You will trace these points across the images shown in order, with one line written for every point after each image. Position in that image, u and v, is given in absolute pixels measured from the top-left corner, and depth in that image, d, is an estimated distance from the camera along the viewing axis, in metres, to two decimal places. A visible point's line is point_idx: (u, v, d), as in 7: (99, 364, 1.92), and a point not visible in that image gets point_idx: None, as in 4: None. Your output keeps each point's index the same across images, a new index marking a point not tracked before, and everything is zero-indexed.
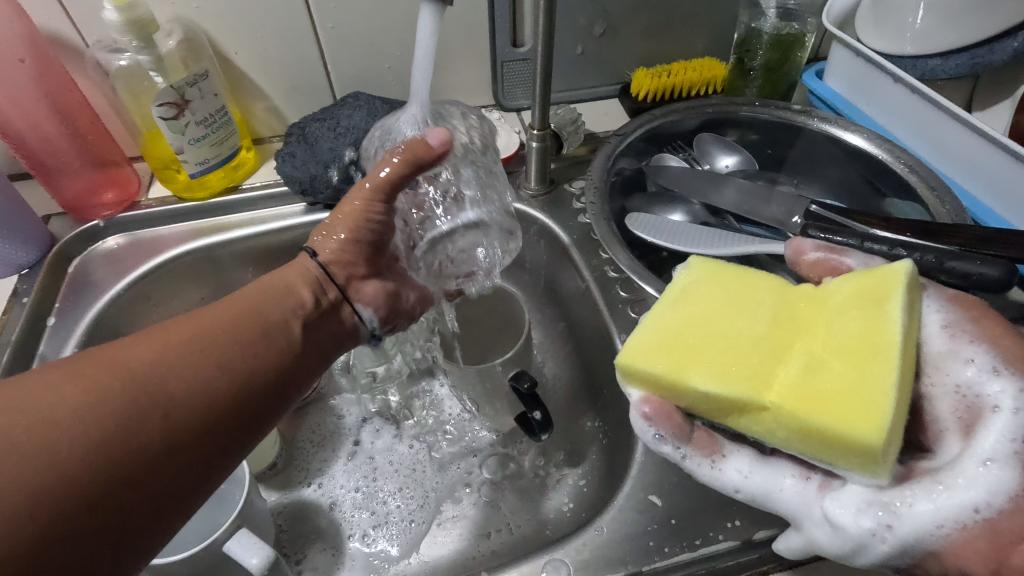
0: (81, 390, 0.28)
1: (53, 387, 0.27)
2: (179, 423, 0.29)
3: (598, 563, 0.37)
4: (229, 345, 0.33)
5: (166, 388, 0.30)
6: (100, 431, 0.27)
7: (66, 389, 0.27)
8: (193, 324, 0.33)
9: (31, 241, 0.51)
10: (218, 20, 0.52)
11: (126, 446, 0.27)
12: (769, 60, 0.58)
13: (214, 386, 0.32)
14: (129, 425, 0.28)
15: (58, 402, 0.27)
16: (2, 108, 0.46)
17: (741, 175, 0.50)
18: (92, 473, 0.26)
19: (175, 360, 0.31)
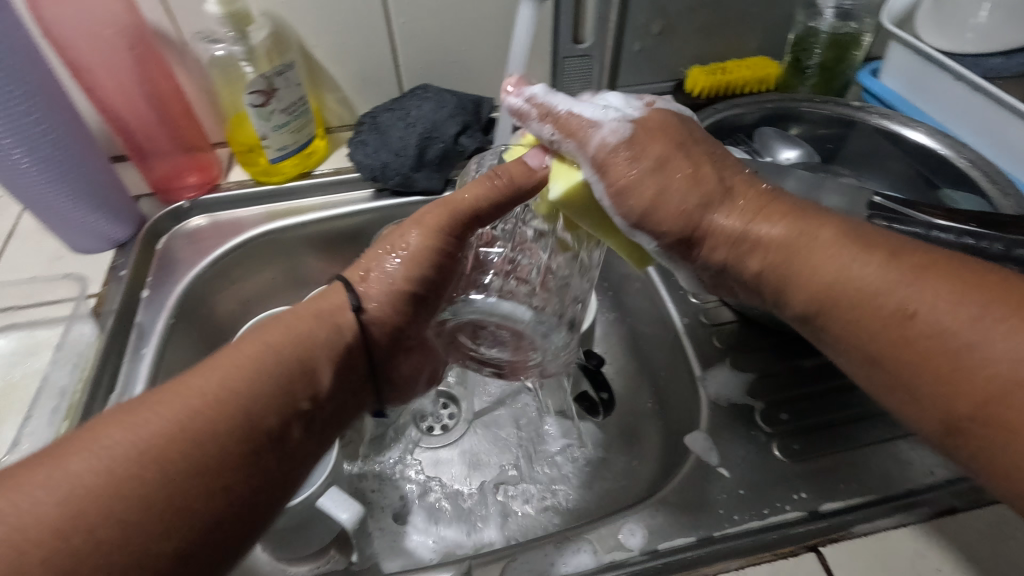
0: (100, 453, 0.26)
1: (120, 430, 0.27)
2: (228, 465, 0.28)
3: (673, 528, 0.39)
4: (250, 406, 0.30)
5: (221, 425, 0.28)
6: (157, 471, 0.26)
7: (131, 431, 0.27)
8: (214, 387, 0.29)
9: (125, 219, 0.54)
10: (301, 14, 0.55)
11: (182, 484, 0.26)
12: (825, 59, 0.60)
13: (231, 463, 0.28)
14: (140, 503, 0.25)
15: (58, 478, 0.25)
16: (109, 93, 0.50)
17: (802, 168, 0.51)
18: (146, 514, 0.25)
19: (224, 399, 0.29)
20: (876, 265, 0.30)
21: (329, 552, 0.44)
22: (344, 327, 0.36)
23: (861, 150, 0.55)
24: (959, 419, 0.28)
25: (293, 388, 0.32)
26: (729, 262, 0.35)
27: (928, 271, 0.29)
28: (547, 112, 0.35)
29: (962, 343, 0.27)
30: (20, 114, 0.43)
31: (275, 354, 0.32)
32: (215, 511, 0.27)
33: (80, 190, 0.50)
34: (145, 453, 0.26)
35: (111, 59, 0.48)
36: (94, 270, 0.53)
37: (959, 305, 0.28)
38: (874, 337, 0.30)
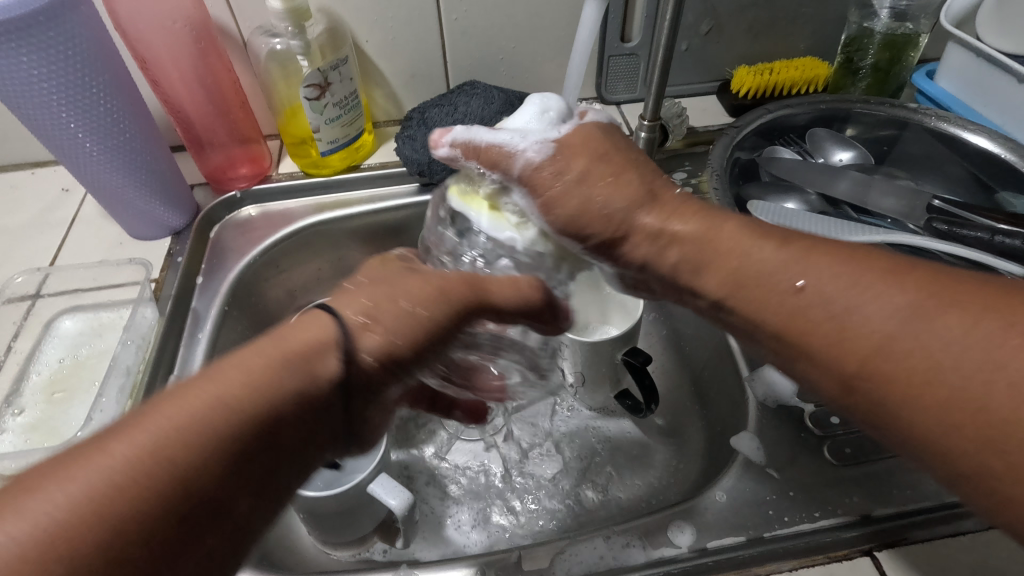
0: (52, 499, 0.21)
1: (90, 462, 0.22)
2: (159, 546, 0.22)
3: (723, 527, 0.39)
4: (238, 434, 0.24)
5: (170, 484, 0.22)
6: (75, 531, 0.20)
7: (102, 461, 0.22)
8: (214, 400, 0.25)
9: (182, 207, 0.56)
10: (356, 10, 0.56)
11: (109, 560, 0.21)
12: (879, 60, 0.59)
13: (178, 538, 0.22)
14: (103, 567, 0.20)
15: (29, 508, 0.21)
16: (172, 84, 0.51)
17: (855, 169, 0.51)
18: None
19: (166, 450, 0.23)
20: (768, 247, 0.32)
21: (372, 538, 0.45)
22: (329, 326, 0.29)
23: (919, 153, 0.54)
24: (890, 408, 0.27)
25: (253, 439, 0.25)
26: (648, 258, 0.36)
27: (828, 258, 0.30)
28: (471, 147, 0.37)
29: (883, 335, 0.27)
30: (93, 105, 0.46)
31: (247, 396, 0.25)
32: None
33: (143, 179, 0.52)
34: (84, 511, 0.21)
35: (175, 51, 0.50)
36: (152, 256, 0.55)
37: (866, 298, 0.28)
38: (779, 332, 0.31)
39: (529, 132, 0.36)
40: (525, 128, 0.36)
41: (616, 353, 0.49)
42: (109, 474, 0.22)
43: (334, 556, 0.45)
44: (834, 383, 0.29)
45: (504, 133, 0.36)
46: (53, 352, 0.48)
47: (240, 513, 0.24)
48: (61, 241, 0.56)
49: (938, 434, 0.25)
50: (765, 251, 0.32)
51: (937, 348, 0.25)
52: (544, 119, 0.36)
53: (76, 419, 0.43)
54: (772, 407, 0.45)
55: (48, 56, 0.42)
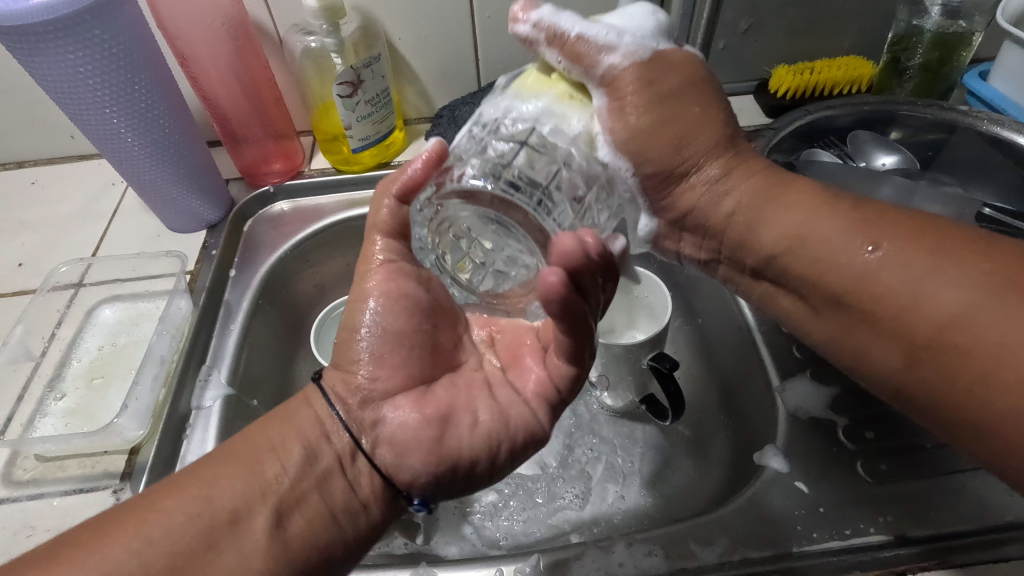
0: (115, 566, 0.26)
1: (166, 509, 0.28)
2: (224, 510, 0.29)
3: (749, 542, 0.38)
4: (229, 496, 0.29)
5: (212, 494, 0.29)
6: (195, 532, 0.28)
7: (219, 483, 0.29)
8: (202, 492, 0.29)
9: (217, 201, 0.57)
10: (389, 8, 0.56)
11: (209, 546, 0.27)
12: (928, 59, 0.56)
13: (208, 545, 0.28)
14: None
15: (98, 555, 0.26)
16: (211, 81, 0.53)
17: (898, 174, 0.49)
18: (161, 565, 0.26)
19: (192, 502, 0.28)
20: (842, 213, 0.33)
21: (392, 532, 0.46)
22: (321, 410, 0.34)
23: (967, 158, 0.51)
24: (952, 383, 0.28)
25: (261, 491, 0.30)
26: (702, 205, 0.38)
27: (891, 225, 0.31)
28: (555, 36, 0.33)
29: (956, 312, 0.28)
30: (137, 101, 0.47)
31: (226, 493, 0.29)
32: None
33: (184, 174, 0.53)
34: (205, 533, 0.28)
35: (213, 50, 0.51)
36: (188, 248, 0.56)
37: (928, 268, 0.29)
38: (839, 296, 0.33)
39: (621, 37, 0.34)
40: (618, 27, 0.34)
41: (642, 359, 0.48)
42: (169, 531, 0.27)
43: None
44: (898, 355, 0.30)
45: (596, 28, 0.34)
46: (93, 339, 0.50)
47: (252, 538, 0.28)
48: (103, 232, 0.58)
49: (993, 410, 0.26)
50: (836, 218, 0.33)
51: (1006, 328, 0.26)
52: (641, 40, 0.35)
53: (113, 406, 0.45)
54: (803, 420, 0.44)
55: (94, 54, 0.43)
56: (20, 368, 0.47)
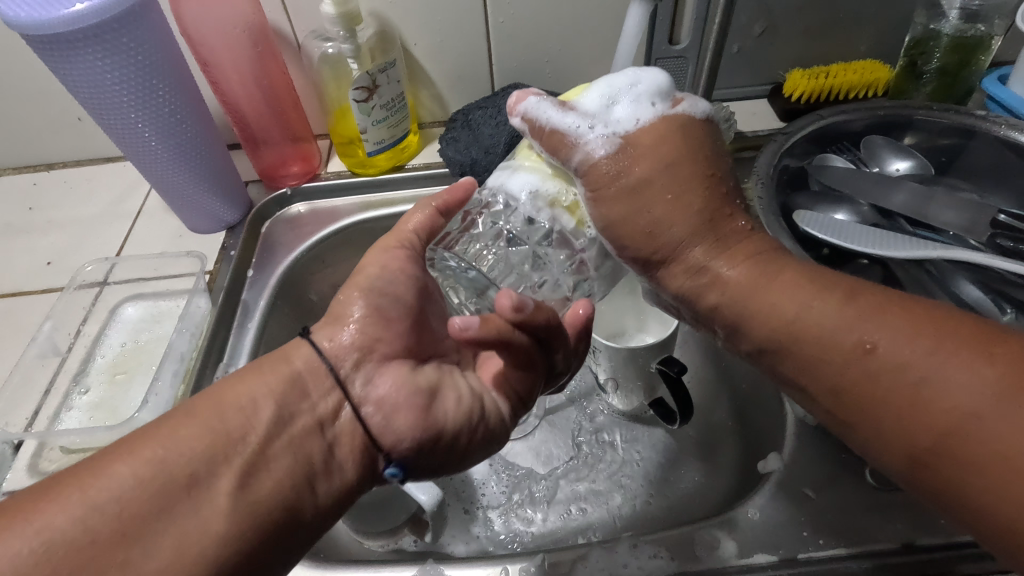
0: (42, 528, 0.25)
1: (110, 466, 0.27)
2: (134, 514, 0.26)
3: (754, 547, 0.38)
4: (178, 465, 0.28)
5: (121, 483, 0.27)
6: (104, 508, 0.26)
7: (127, 461, 0.27)
8: (152, 453, 0.28)
9: (237, 202, 0.59)
10: (405, 14, 0.57)
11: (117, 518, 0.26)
12: (946, 63, 0.56)
13: (159, 506, 0.27)
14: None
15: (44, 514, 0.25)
16: (231, 86, 0.54)
17: (913, 180, 0.49)
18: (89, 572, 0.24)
19: (147, 472, 0.27)
20: (832, 303, 0.31)
21: (403, 530, 0.46)
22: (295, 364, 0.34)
23: (984, 163, 0.51)
24: (967, 487, 0.26)
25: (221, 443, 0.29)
26: (697, 256, 0.34)
27: (897, 315, 0.29)
28: (536, 127, 0.36)
29: (979, 422, 0.25)
30: (161, 106, 0.49)
31: (191, 437, 0.29)
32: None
33: (205, 176, 0.55)
34: (118, 513, 0.26)
35: (234, 56, 0.52)
36: (208, 249, 0.58)
37: (926, 364, 0.27)
38: (836, 388, 0.30)
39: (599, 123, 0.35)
40: (591, 116, 0.35)
41: (651, 362, 0.48)
42: (109, 488, 0.26)
43: (367, 545, 0.46)
44: (901, 457, 0.28)
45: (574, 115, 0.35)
46: (117, 336, 0.51)
47: (214, 499, 0.28)
48: (128, 232, 0.60)
49: (1008, 518, 0.25)
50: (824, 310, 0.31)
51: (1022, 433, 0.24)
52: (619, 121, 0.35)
53: (135, 400, 0.47)
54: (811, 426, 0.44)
55: (121, 59, 0.45)
56: (46, 363, 0.49)
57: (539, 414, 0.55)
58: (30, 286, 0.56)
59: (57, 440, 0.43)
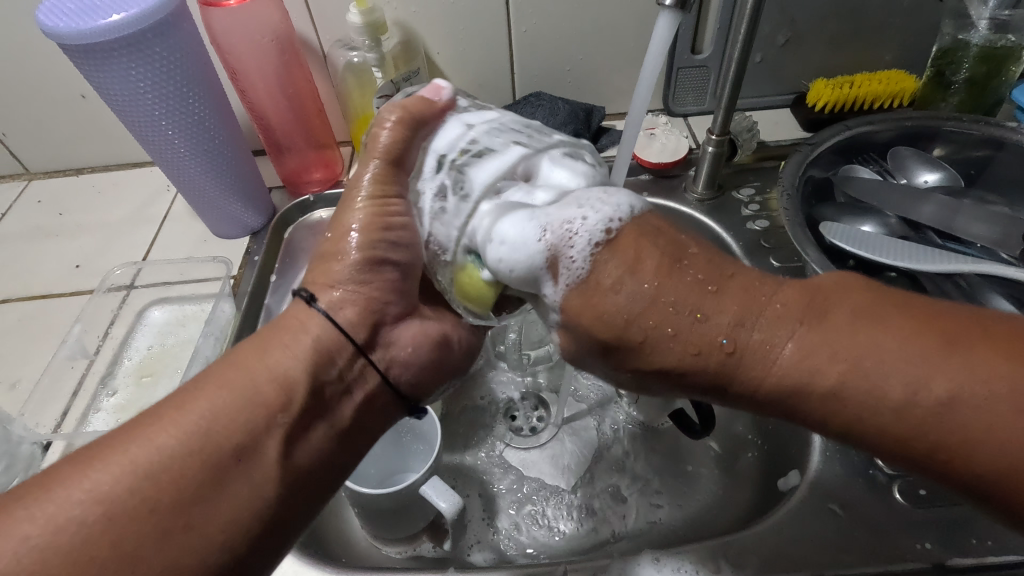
0: (80, 493, 0.24)
1: (148, 447, 0.26)
2: (201, 527, 0.25)
3: (778, 562, 0.37)
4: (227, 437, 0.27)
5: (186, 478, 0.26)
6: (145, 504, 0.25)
7: (168, 440, 0.26)
8: (192, 437, 0.26)
9: (261, 208, 0.60)
10: (429, 23, 0.58)
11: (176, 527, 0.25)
12: (974, 74, 0.55)
13: (212, 470, 0.26)
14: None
15: (87, 497, 0.24)
16: (257, 93, 0.55)
17: (942, 191, 0.48)
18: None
19: (189, 461, 0.26)
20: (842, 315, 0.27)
21: (421, 538, 0.47)
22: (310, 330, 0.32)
23: (1015, 176, 0.50)
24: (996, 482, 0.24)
25: (272, 412, 0.29)
26: None
27: (873, 331, 0.26)
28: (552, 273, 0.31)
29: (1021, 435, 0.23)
30: (190, 114, 0.50)
31: (226, 417, 0.28)
32: (207, 573, 0.25)
33: (230, 181, 0.56)
34: (148, 506, 0.25)
35: (261, 65, 0.53)
36: (232, 253, 0.59)
37: (916, 370, 0.25)
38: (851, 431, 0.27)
39: (571, 227, 0.30)
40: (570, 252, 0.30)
41: None
42: (144, 476, 0.25)
43: (384, 551, 0.47)
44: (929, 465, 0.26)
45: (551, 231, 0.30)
46: (143, 339, 0.52)
47: (261, 459, 0.28)
48: (154, 237, 0.61)
49: None
50: (687, 280, 0.29)
51: None
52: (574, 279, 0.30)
53: None
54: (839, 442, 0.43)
55: (154, 69, 0.46)
56: (76, 365, 0.50)
57: (556, 423, 0.55)
58: (60, 288, 0.57)
59: (85, 441, 0.44)
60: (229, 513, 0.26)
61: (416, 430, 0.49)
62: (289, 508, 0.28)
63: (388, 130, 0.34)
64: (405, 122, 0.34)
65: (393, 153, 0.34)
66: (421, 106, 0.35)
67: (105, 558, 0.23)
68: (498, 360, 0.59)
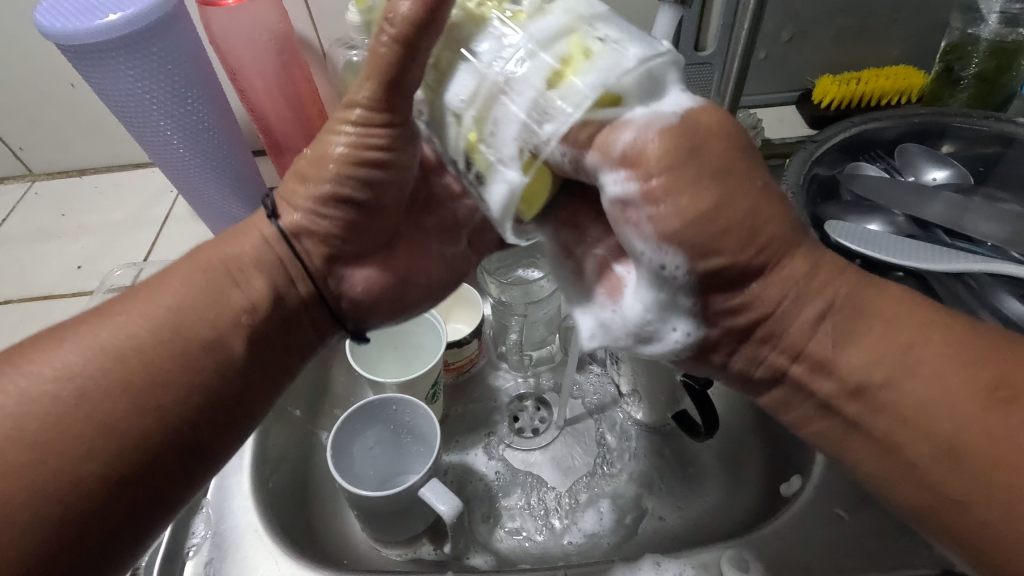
0: (59, 375, 0.27)
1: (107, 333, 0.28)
2: (166, 412, 0.28)
3: (781, 567, 0.37)
4: (202, 322, 0.30)
5: (148, 368, 0.28)
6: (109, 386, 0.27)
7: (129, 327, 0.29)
8: (148, 327, 0.29)
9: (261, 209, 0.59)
10: None
11: (132, 420, 0.28)
12: (985, 69, 0.54)
13: (173, 360, 0.29)
14: (70, 474, 0.26)
15: (45, 369, 0.27)
16: (257, 93, 0.54)
17: (951, 189, 0.47)
18: (92, 458, 0.27)
19: (149, 350, 0.29)
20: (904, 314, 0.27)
21: (421, 540, 0.46)
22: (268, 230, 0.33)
23: None
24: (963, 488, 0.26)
25: (238, 310, 0.31)
26: None
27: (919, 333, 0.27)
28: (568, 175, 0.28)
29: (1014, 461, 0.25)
30: (188, 113, 0.49)
31: (183, 314, 0.30)
32: (153, 455, 0.28)
33: (229, 181, 0.55)
34: (118, 388, 0.28)
35: (260, 65, 0.53)
36: None
37: (942, 384, 0.26)
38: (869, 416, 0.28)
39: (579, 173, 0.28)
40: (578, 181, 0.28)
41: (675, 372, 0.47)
42: (96, 359, 0.28)
43: (384, 553, 0.47)
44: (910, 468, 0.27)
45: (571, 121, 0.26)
46: None
47: (231, 354, 0.30)
48: (155, 237, 0.61)
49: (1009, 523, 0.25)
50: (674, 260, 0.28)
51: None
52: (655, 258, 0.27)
53: None
54: None
55: (151, 69, 0.46)
56: None
57: (558, 424, 0.54)
58: (61, 289, 0.57)
59: None
60: (190, 399, 0.29)
61: (416, 431, 0.48)
62: (241, 398, 0.31)
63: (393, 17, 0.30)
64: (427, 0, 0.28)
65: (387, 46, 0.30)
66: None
67: (57, 431, 0.26)
68: (500, 360, 0.59)
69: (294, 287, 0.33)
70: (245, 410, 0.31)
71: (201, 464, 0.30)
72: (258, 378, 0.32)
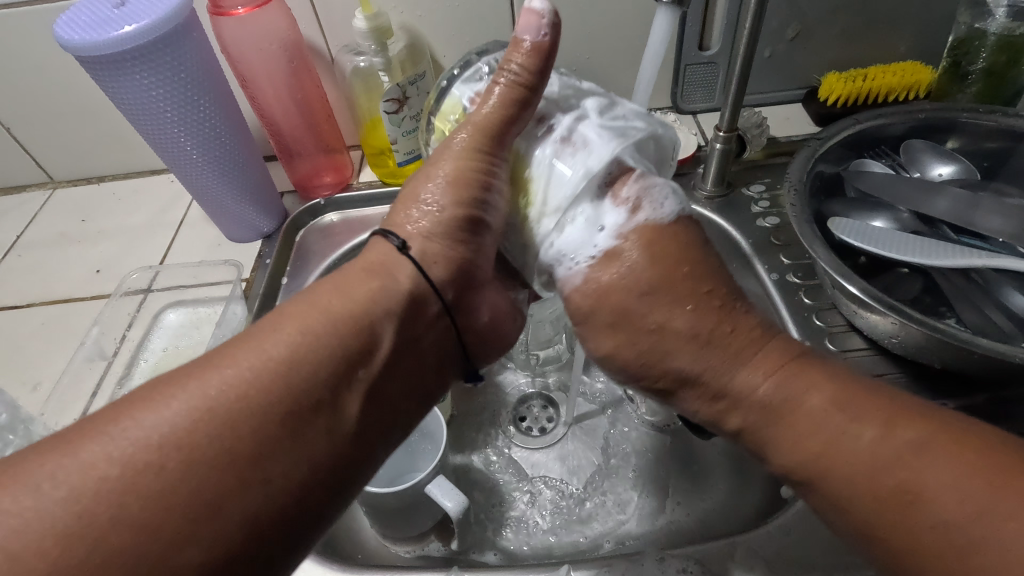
0: (147, 431, 0.24)
1: (182, 394, 0.26)
2: (278, 480, 0.25)
3: (785, 564, 0.37)
4: (311, 378, 0.28)
5: (248, 420, 0.26)
6: (193, 451, 0.24)
7: (212, 381, 0.26)
8: (256, 374, 0.27)
9: (272, 212, 0.61)
10: (435, 27, 0.58)
11: (237, 487, 0.24)
12: (993, 63, 0.53)
13: (290, 427, 0.26)
14: (160, 544, 0.22)
15: (148, 420, 0.25)
16: (267, 99, 0.56)
17: (956, 185, 0.47)
18: (209, 525, 0.23)
19: (228, 401, 0.26)
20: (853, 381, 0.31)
21: (429, 537, 0.47)
22: (398, 277, 0.33)
23: None
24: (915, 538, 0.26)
25: (349, 360, 0.29)
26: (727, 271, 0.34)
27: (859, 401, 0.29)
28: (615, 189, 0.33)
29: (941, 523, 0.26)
30: (203, 121, 0.51)
31: (293, 363, 0.28)
32: (238, 529, 0.24)
33: (243, 187, 0.57)
34: (192, 444, 0.24)
35: (270, 73, 0.54)
36: (245, 257, 0.60)
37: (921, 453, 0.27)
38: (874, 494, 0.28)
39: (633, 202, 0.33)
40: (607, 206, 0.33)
41: None
42: (183, 411, 0.25)
43: (393, 550, 0.47)
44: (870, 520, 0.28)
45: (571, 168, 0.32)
46: (159, 341, 0.53)
47: (341, 407, 0.28)
48: (171, 242, 0.63)
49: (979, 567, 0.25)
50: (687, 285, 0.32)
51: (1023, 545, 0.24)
52: (613, 242, 0.32)
53: None
54: None
55: (164, 78, 0.47)
56: (95, 366, 0.52)
57: (565, 423, 0.55)
58: (81, 293, 0.59)
59: None
60: (300, 456, 0.26)
61: (423, 430, 0.49)
62: (338, 457, 0.28)
63: (505, 82, 0.33)
64: (523, 72, 0.33)
65: (488, 122, 0.34)
66: (532, 58, 0.33)
67: (187, 506, 0.23)
68: (506, 359, 0.59)
69: (428, 305, 0.34)
70: (346, 468, 0.28)
71: (311, 525, 0.27)
72: (363, 435, 0.29)
